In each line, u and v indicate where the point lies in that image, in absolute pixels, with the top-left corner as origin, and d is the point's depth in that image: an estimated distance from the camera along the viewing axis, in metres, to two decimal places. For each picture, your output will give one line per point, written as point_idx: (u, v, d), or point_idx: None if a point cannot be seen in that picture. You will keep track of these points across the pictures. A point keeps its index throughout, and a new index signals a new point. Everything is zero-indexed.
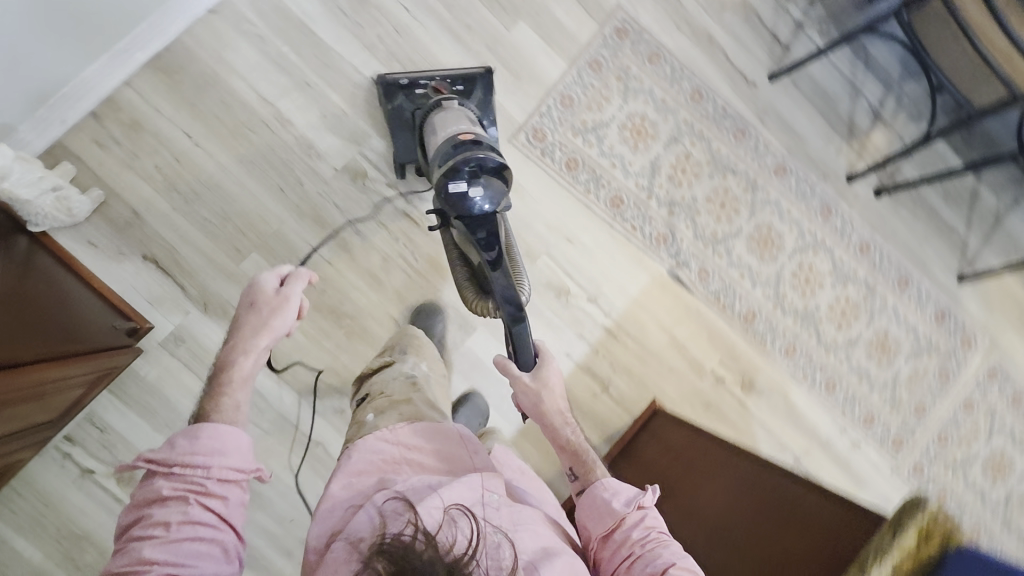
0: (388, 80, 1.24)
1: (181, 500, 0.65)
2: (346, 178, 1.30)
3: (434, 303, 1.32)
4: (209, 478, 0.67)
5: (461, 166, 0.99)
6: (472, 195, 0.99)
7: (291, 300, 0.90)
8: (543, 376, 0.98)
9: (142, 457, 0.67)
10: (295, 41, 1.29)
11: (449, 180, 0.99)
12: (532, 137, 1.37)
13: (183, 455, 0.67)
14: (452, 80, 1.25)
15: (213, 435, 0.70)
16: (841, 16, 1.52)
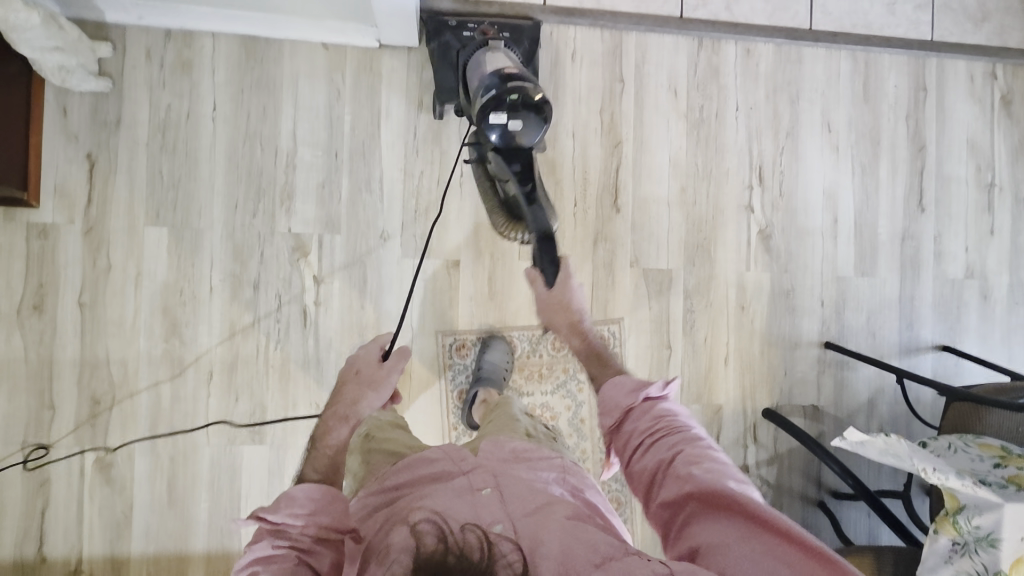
0: (437, 20, 1.24)
1: (286, 557, 0.69)
2: (290, 243, 1.29)
3: (252, 392, 1.28)
4: (306, 538, 0.71)
5: (502, 97, 1.03)
6: (512, 125, 1.06)
7: (388, 376, 1.02)
8: (558, 294, 1.10)
9: (254, 514, 0.71)
10: (360, 119, 1.32)
11: (490, 112, 1.05)
12: (455, 346, 1.35)
13: (285, 516, 0.71)
14: (500, 27, 1.26)
15: (306, 499, 0.73)
16: (782, 495, 1.45)
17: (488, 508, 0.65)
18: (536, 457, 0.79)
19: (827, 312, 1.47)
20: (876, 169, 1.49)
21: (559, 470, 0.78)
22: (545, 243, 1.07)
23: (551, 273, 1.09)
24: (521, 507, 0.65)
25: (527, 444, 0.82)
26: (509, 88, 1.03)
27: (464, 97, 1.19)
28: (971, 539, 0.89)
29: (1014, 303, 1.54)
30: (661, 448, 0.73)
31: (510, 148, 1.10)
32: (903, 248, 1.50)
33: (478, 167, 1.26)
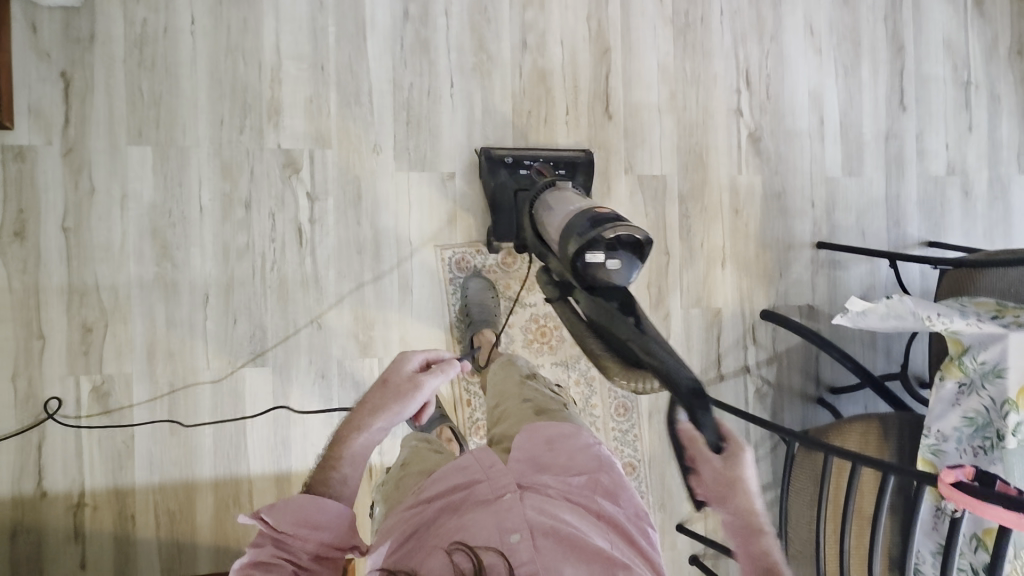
0: (493, 156, 1.30)
1: (280, 567, 0.66)
2: (279, 159, 1.26)
3: (250, 313, 1.24)
4: (305, 552, 0.67)
5: (597, 237, 0.97)
6: (610, 264, 0.99)
7: (422, 389, 0.89)
8: (733, 464, 0.77)
9: (256, 513, 0.68)
10: (344, 30, 1.29)
11: (586, 250, 0.98)
12: (455, 261, 1.33)
13: (289, 525, 0.68)
14: (556, 164, 1.31)
15: (314, 508, 0.70)
16: (784, 394, 1.47)
17: (509, 519, 0.68)
18: (573, 449, 0.82)
19: (818, 214, 1.50)
20: (858, 70, 1.51)
21: (593, 462, 0.81)
22: (695, 404, 0.79)
23: (712, 442, 0.78)
24: (547, 529, 0.67)
25: (566, 428, 0.85)
26: (603, 232, 0.97)
27: (535, 237, 1.19)
28: (978, 376, 0.92)
29: (994, 198, 1.59)
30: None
31: (601, 286, 1.02)
32: (888, 147, 1.53)
33: (562, 305, 1.18)
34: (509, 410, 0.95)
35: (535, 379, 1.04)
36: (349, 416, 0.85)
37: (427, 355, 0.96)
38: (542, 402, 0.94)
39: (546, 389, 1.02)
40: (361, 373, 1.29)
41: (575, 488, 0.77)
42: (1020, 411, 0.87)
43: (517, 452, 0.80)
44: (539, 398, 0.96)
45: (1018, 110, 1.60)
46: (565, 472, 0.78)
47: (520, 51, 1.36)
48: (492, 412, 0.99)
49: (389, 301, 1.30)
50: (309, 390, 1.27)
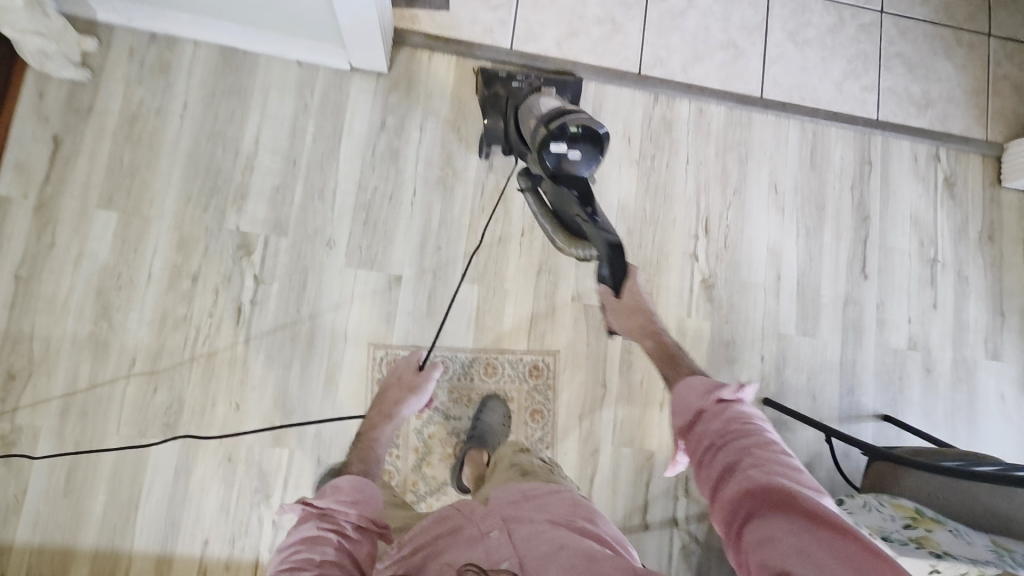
0: (490, 74, 1.37)
1: (327, 538, 0.75)
2: (235, 241, 1.32)
3: (172, 385, 1.26)
4: (346, 523, 0.78)
5: (564, 131, 1.08)
6: (571, 155, 1.11)
7: (427, 380, 1.16)
8: (630, 298, 1.08)
9: (301, 499, 0.79)
10: (323, 132, 1.38)
11: (551, 141, 1.09)
12: (385, 361, 1.34)
13: (331, 501, 0.79)
14: (546, 82, 1.39)
15: (347, 488, 0.82)
16: (711, 555, 1.39)
17: (498, 552, 0.70)
18: (546, 495, 0.83)
19: (767, 368, 1.47)
20: (820, 232, 1.53)
21: (569, 502, 0.82)
22: (615, 253, 1.05)
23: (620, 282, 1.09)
24: (536, 553, 0.69)
25: (539, 486, 0.86)
26: (569, 122, 1.08)
27: (519, 140, 1.26)
28: None
29: (958, 380, 1.54)
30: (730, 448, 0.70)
31: (567, 175, 1.13)
32: (846, 312, 1.52)
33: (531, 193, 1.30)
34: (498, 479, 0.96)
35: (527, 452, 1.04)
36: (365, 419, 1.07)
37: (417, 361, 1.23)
38: (529, 466, 0.96)
39: (537, 458, 1.03)
40: (268, 461, 1.27)
41: (558, 515, 0.78)
42: None
43: (497, 500, 0.83)
44: (526, 463, 0.98)
45: (988, 294, 1.58)
46: (543, 509, 0.79)
47: (486, 171, 1.43)
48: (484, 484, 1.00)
49: (313, 392, 1.30)
50: (212, 470, 1.25)
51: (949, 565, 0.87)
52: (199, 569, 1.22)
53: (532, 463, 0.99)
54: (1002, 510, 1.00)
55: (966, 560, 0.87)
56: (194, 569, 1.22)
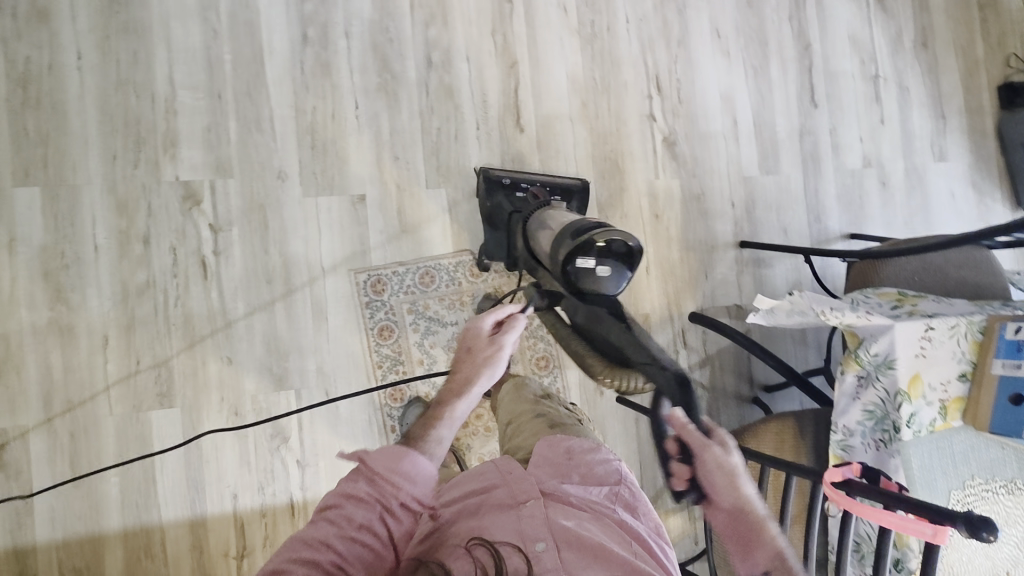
0: (493, 177, 1.26)
1: (370, 504, 0.71)
2: (178, 193, 1.23)
3: (156, 354, 1.20)
4: (396, 498, 0.73)
5: (589, 243, 0.93)
6: (601, 271, 0.95)
7: (502, 349, 0.94)
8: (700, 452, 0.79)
9: (357, 453, 0.75)
10: (240, 57, 1.27)
11: (578, 255, 0.94)
12: (370, 283, 1.30)
13: (386, 469, 0.74)
14: (551, 191, 1.28)
15: (408, 460, 0.75)
16: (718, 396, 1.46)
17: (534, 526, 0.72)
18: (593, 464, 0.86)
19: (739, 213, 1.50)
20: (767, 71, 1.53)
21: (614, 479, 0.85)
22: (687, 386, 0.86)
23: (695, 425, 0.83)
24: (571, 537, 0.71)
25: (584, 444, 0.90)
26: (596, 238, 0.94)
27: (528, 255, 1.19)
28: (873, 368, 0.91)
29: (912, 187, 1.61)
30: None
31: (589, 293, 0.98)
32: (802, 144, 1.55)
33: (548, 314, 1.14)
34: (523, 425, 1.00)
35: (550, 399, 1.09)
36: (442, 388, 0.90)
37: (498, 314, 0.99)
38: (556, 418, 1.00)
39: (563, 408, 1.07)
40: (277, 407, 1.24)
41: (597, 493, 0.81)
42: (912, 402, 0.88)
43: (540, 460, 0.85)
44: (554, 412, 1.02)
45: (929, 100, 1.63)
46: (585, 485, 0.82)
47: (426, 68, 1.35)
48: (506, 426, 1.05)
49: (304, 330, 1.27)
50: (222, 428, 1.22)
51: (940, 321, 0.90)
52: (235, 522, 1.21)
53: (559, 412, 1.03)
54: (969, 279, 1.16)
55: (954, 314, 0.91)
56: (230, 523, 1.21)
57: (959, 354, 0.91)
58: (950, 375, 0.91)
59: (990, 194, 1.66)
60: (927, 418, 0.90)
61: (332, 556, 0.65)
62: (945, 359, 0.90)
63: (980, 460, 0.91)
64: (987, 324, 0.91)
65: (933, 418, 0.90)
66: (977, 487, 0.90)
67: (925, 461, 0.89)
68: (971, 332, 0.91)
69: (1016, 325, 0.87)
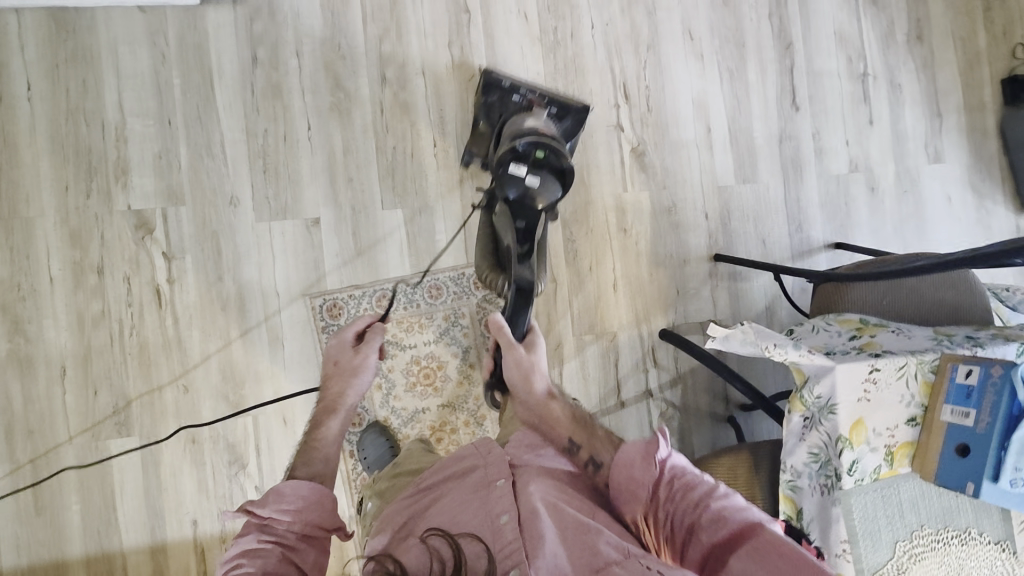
0: (492, 76, 1.22)
1: (270, 550, 0.70)
2: (130, 222, 1.23)
3: (114, 383, 1.21)
4: (293, 531, 0.72)
5: (526, 152, 1.06)
6: (530, 181, 1.06)
7: (367, 361, 1.00)
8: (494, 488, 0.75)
9: (241, 508, 0.73)
10: (190, 81, 1.25)
11: (513, 161, 1.06)
12: (326, 308, 1.29)
13: (272, 507, 0.73)
14: (548, 102, 1.24)
15: (293, 492, 0.75)
16: (690, 416, 1.42)
17: (500, 504, 0.73)
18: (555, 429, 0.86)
19: (713, 225, 1.44)
20: (744, 73, 1.45)
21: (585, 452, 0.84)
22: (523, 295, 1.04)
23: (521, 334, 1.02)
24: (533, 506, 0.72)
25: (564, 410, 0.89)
26: (534, 145, 1.06)
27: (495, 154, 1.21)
28: (816, 410, 0.86)
29: (903, 192, 1.52)
30: (680, 513, 0.66)
31: (524, 203, 1.06)
32: (782, 150, 1.47)
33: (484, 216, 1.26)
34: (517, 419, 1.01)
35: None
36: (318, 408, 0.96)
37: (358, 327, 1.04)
38: None
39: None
40: (234, 433, 1.25)
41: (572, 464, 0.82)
42: (854, 449, 0.84)
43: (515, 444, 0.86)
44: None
45: (923, 98, 1.53)
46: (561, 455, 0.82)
47: (380, 86, 1.32)
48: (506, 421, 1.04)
49: (260, 357, 1.26)
50: (181, 455, 1.23)
51: (888, 361, 0.85)
52: (195, 548, 1.23)
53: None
54: (947, 300, 1.08)
55: (904, 353, 0.86)
56: (190, 549, 1.22)
57: (908, 396, 0.86)
58: (898, 419, 0.87)
59: (990, 196, 1.56)
60: (870, 465, 0.85)
61: None
62: (893, 401, 0.86)
63: (930, 508, 0.88)
64: (938, 364, 0.86)
65: (878, 464, 0.86)
66: (927, 537, 0.87)
67: (868, 511, 0.85)
68: (922, 372, 0.87)
69: (967, 369, 0.83)
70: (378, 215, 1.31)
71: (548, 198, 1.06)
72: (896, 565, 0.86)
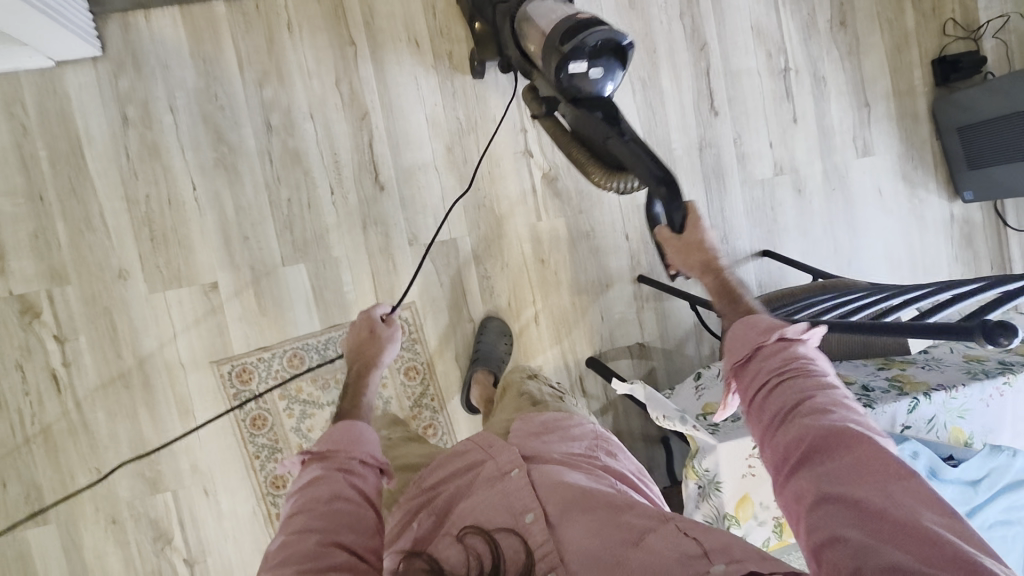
0: None
1: (330, 476, 0.66)
2: (14, 307, 1.17)
3: (22, 473, 1.18)
4: (353, 460, 0.69)
5: (582, 44, 0.90)
6: (593, 74, 0.93)
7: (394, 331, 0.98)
8: (496, 483, 0.67)
9: (300, 453, 0.70)
10: (58, 151, 1.17)
11: (568, 62, 0.91)
12: (234, 374, 1.24)
13: (329, 444, 0.70)
14: None
15: (346, 431, 0.73)
16: (625, 440, 1.40)
17: (521, 497, 0.63)
18: (569, 426, 0.78)
19: (635, 246, 1.39)
20: (657, 80, 1.38)
21: (591, 435, 0.78)
22: (670, 187, 0.81)
23: (678, 224, 0.85)
24: (559, 497, 0.63)
25: (557, 415, 0.81)
26: (587, 36, 0.89)
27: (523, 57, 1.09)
28: (706, 482, 0.84)
29: (831, 189, 1.47)
30: (787, 388, 0.61)
31: (586, 98, 0.95)
32: (703, 158, 1.41)
33: (550, 122, 1.09)
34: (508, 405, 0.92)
35: (537, 378, 1.00)
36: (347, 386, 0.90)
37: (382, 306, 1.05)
38: (539, 395, 0.91)
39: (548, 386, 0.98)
40: (155, 510, 1.22)
41: (581, 447, 0.75)
42: (740, 524, 0.85)
43: (514, 431, 0.77)
44: (536, 391, 0.92)
45: (848, 88, 1.46)
46: (568, 442, 0.75)
47: (266, 134, 1.24)
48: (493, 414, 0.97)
49: (171, 431, 1.23)
50: (102, 537, 1.21)
51: None
52: None
53: (542, 391, 0.93)
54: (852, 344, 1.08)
55: None
56: None
57: None
58: None
59: (923, 184, 1.51)
60: (759, 538, 0.86)
61: (321, 534, 0.59)
62: None
63: None
64: None
65: (766, 536, 0.87)
66: None
67: None
68: None
69: None
70: (282, 272, 1.26)
71: (616, 70, 0.94)
72: None
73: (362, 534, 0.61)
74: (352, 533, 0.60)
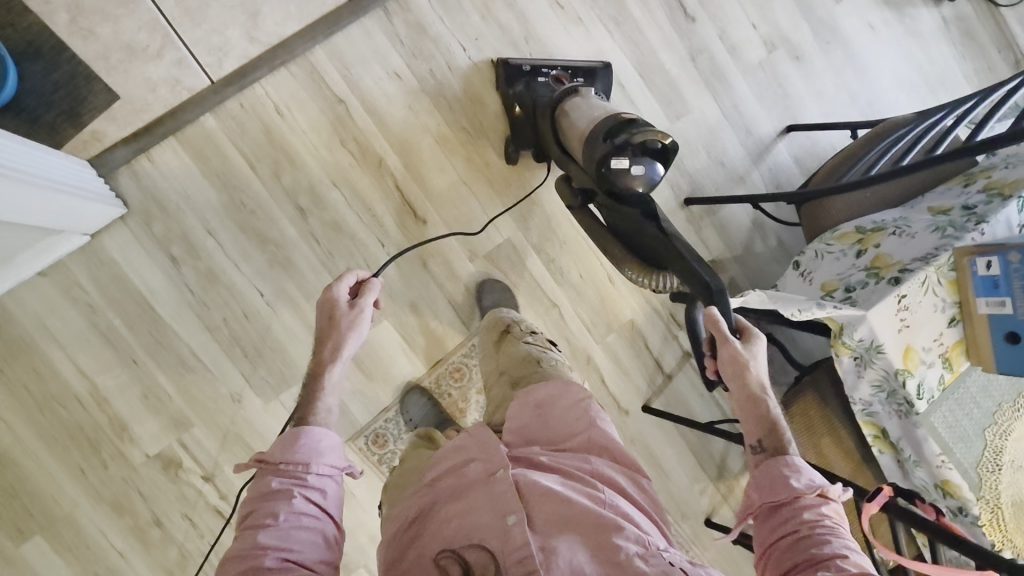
0: (513, 64, 1.29)
1: (286, 491, 0.65)
2: (157, 467, 1.21)
3: None
4: (309, 472, 0.68)
5: (624, 141, 0.93)
6: (636, 172, 0.93)
7: (364, 310, 0.87)
8: (486, 484, 0.70)
9: (255, 455, 0.68)
10: (129, 314, 1.20)
11: (610, 157, 0.94)
12: (371, 442, 1.29)
13: (285, 455, 0.68)
14: (572, 72, 1.30)
15: (307, 441, 0.70)
16: None
17: (507, 501, 0.67)
18: (561, 414, 0.82)
19: (671, 174, 1.40)
20: (627, 13, 1.38)
21: (580, 422, 0.81)
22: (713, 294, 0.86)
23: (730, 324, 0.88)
24: (547, 511, 0.67)
25: (551, 387, 0.86)
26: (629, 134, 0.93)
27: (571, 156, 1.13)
28: (864, 351, 0.86)
29: (826, 43, 1.48)
30: (796, 538, 0.67)
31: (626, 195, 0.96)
32: (698, 66, 1.42)
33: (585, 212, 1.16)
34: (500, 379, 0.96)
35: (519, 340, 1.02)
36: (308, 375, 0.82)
37: (352, 279, 0.91)
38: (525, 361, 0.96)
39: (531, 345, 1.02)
40: None
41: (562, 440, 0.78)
42: (914, 375, 0.86)
43: (511, 424, 0.81)
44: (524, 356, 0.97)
45: None
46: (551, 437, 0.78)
47: (302, 218, 1.27)
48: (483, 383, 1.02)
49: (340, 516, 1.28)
50: None
51: (911, 282, 0.84)
52: None
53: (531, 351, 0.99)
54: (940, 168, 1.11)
55: (919, 266, 0.84)
56: None
57: (941, 303, 0.86)
58: (939, 328, 0.87)
59: (907, 3, 1.52)
60: (934, 379, 0.88)
61: (274, 550, 0.60)
62: (930, 316, 0.86)
63: (999, 385, 0.90)
64: (956, 261, 0.85)
65: (940, 375, 0.88)
66: (1007, 411, 0.89)
67: (948, 418, 0.88)
68: (943, 275, 0.85)
69: (986, 262, 0.81)
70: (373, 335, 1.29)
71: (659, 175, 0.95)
72: (992, 451, 0.88)
73: (320, 545, 0.63)
74: (310, 550, 0.62)
